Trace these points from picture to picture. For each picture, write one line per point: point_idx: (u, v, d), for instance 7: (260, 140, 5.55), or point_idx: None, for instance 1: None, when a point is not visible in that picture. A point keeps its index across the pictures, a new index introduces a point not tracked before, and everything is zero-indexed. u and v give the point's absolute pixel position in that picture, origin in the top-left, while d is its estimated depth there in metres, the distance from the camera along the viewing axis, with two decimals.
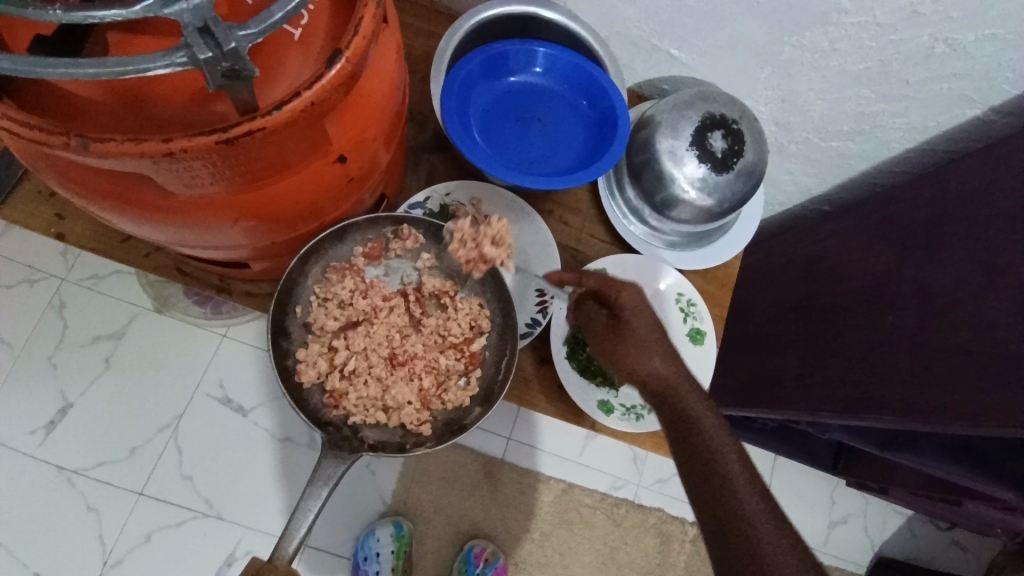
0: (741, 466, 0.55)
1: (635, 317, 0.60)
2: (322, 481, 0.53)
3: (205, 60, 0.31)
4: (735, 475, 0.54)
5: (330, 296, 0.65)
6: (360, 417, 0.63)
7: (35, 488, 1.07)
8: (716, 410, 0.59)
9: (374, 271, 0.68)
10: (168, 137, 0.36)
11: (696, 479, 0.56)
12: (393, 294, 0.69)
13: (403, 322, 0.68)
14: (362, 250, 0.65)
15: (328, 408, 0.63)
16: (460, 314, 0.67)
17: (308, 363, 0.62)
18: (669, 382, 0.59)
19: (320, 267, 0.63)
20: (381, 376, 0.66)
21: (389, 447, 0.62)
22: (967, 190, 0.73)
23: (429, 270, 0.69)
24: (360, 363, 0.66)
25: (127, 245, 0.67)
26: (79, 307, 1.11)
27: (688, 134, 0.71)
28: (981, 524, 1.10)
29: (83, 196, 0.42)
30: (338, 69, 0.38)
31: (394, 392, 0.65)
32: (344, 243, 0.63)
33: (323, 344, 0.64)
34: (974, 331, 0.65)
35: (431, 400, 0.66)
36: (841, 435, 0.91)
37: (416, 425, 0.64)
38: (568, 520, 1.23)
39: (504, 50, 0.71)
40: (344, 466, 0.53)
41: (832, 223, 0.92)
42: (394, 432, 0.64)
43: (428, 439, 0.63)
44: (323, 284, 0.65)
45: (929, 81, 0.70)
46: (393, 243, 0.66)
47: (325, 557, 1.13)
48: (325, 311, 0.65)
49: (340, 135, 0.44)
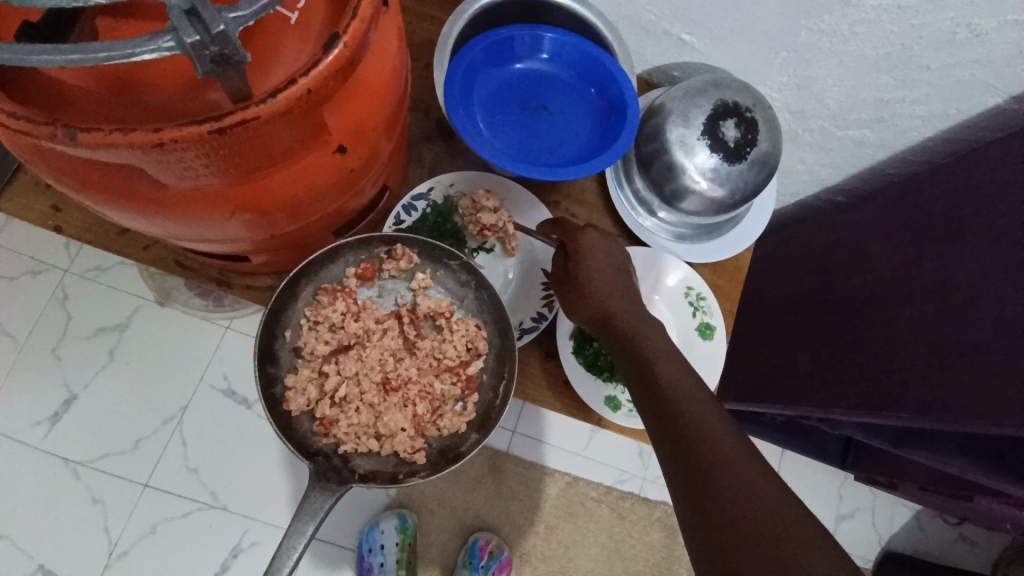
0: (707, 410, 0.50)
1: (591, 259, 0.63)
2: (308, 516, 0.51)
3: (192, 45, 0.29)
4: (694, 410, 0.50)
5: (320, 319, 0.63)
6: (351, 446, 0.61)
7: (41, 479, 1.07)
8: (680, 359, 0.55)
9: (367, 293, 0.67)
10: (158, 127, 0.34)
11: (658, 420, 0.51)
12: (387, 316, 0.67)
13: (397, 345, 0.66)
14: (355, 270, 0.65)
15: (318, 437, 0.61)
16: (456, 336, 0.65)
17: (297, 390, 0.61)
18: (634, 333, 0.58)
19: (311, 288, 0.63)
20: (373, 403, 0.63)
21: (380, 478, 0.61)
22: (988, 181, 0.70)
23: (425, 290, 0.67)
24: (351, 389, 0.63)
25: (125, 237, 0.66)
26: (81, 299, 1.10)
27: (700, 122, 0.69)
28: (992, 520, 1.09)
29: (77, 189, 0.41)
30: (336, 55, 0.37)
31: (387, 418, 0.63)
32: (335, 263, 0.64)
33: (313, 369, 0.63)
34: (995, 327, 0.63)
35: (425, 427, 0.64)
36: (853, 431, 0.90)
37: (409, 454, 0.62)
38: (574, 514, 1.22)
39: (509, 35, 0.69)
40: (332, 499, 0.52)
41: (847, 214, 0.89)
42: (386, 461, 0.62)
43: (422, 468, 0.62)
44: (312, 306, 0.64)
45: (952, 67, 0.67)
46: (386, 263, 0.65)
47: (331, 549, 1.13)
48: (315, 334, 0.63)
49: (339, 125, 0.42)
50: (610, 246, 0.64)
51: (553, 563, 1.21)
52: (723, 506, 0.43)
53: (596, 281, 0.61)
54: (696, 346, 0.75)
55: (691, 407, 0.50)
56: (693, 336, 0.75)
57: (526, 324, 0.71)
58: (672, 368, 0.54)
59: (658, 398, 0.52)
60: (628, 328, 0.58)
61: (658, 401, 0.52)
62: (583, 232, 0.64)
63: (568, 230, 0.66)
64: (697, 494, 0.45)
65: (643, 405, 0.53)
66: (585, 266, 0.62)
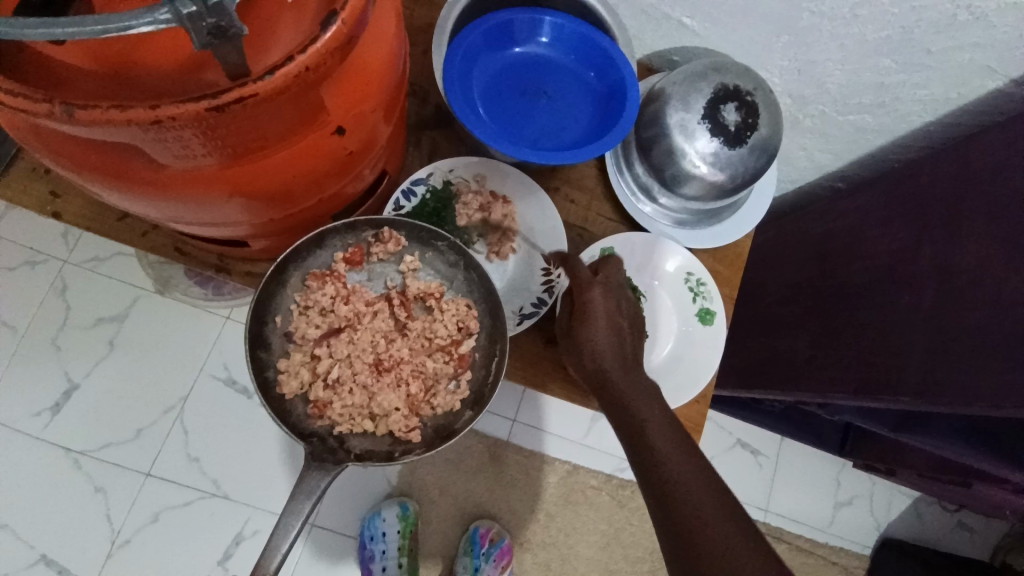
0: (681, 448, 0.54)
1: (598, 321, 0.62)
2: (304, 495, 0.51)
3: (189, 16, 0.28)
4: (669, 450, 0.54)
5: (310, 304, 0.63)
6: (346, 427, 0.61)
7: (41, 470, 1.07)
8: (658, 400, 0.59)
9: (357, 277, 0.67)
10: (155, 103, 0.34)
11: (641, 459, 0.55)
12: (376, 299, 0.67)
13: (388, 326, 0.66)
14: (343, 255, 0.64)
15: (312, 419, 0.61)
16: (447, 316, 0.66)
17: (290, 373, 0.61)
18: (615, 382, 0.60)
19: (299, 274, 0.63)
20: (366, 384, 0.64)
21: (376, 457, 0.60)
22: (988, 165, 0.70)
23: (414, 273, 0.67)
24: (344, 371, 0.64)
25: (124, 224, 0.66)
26: (80, 289, 1.11)
27: (700, 106, 0.68)
28: (991, 506, 1.09)
29: (74, 170, 0.41)
30: (333, 31, 0.36)
31: (380, 398, 0.63)
32: (322, 249, 0.63)
33: (305, 354, 0.63)
34: (995, 311, 0.64)
35: (419, 406, 0.64)
36: (852, 416, 0.90)
37: (405, 433, 0.62)
38: (574, 501, 1.22)
39: (508, 19, 0.69)
40: (328, 478, 0.52)
41: (848, 200, 0.89)
42: (382, 441, 0.62)
43: (418, 447, 0.62)
44: (302, 292, 0.64)
45: (952, 50, 0.67)
46: (374, 246, 0.65)
47: (331, 537, 1.13)
48: (306, 319, 0.64)
49: (337, 104, 0.42)
50: (619, 303, 0.64)
51: (553, 550, 1.22)
52: (703, 542, 0.48)
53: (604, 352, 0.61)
54: (695, 331, 0.76)
55: (675, 455, 0.54)
56: (692, 321, 0.76)
57: (526, 310, 0.71)
58: (667, 434, 0.56)
59: (649, 452, 0.54)
60: (621, 382, 0.60)
61: (650, 462, 0.54)
62: (596, 285, 0.63)
63: (579, 278, 0.64)
64: (694, 569, 0.47)
65: (628, 443, 0.57)
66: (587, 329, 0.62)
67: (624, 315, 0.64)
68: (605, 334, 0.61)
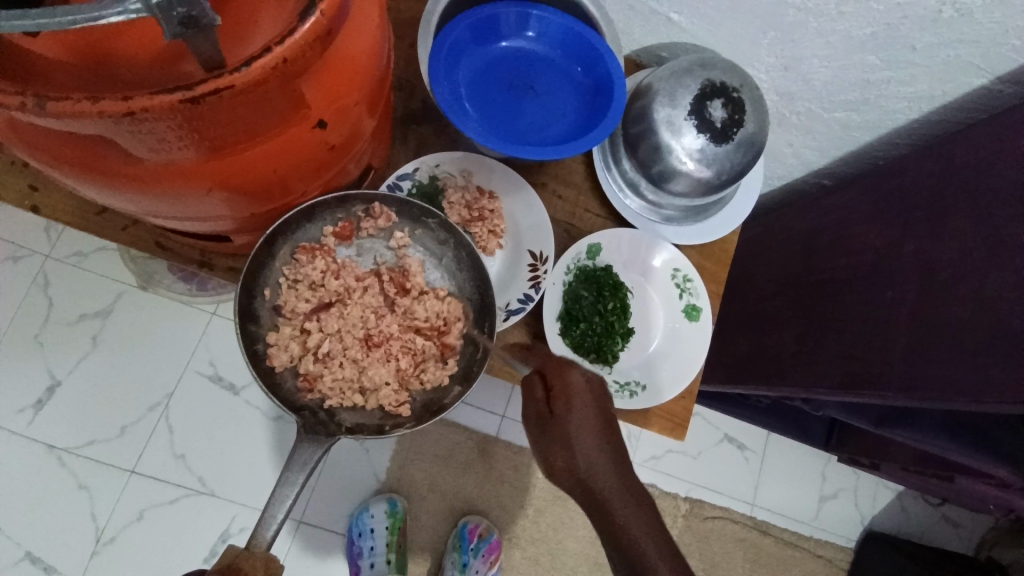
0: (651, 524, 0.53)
1: (580, 406, 0.57)
2: (299, 466, 0.51)
3: (159, 5, 0.28)
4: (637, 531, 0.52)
5: (300, 278, 0.62)
6: (336, 400, 0.61)
7: (25, 468, 1.06)
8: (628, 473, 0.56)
9: (346, 252, 0.66)
10: (128, 95, 0.33)
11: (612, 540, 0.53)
12: (367, 274, 0.66)
13: (379, 302, 0.66)
14: (332, 229, 0.63)
15: (302, 393, 0.61)
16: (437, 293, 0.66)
17: (279, 347, 0.61)
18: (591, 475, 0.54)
19: (288, 247, 0.61)
20: (356, 358, 0.63)
21: (367, 429, 0.60)
22: (972, 163, 0.71)
23: (405, 249, 0.67)
24: (335, 345, 0.63)
25: (103, 218, 0.65)
26: (64, 284, 1.09)
27: (686, 102, 0.68)
28: (974, 500, 1.11)
29: (50, 164, 0.40)
30: (312, 23, 0.35)
31: (371, 373, 0.63)
32: (313, 223, 0.62)
33: (295, 327, 0.62)
34: (977, 306, 0.65)
35: (409, 381, 0.64)
36: (835, 412, 0.91)
37: (395, 407, 0.62)
38: (562, 496, 1.23)
39: (494, 13, 0.68)
40: (322, 449, 0.52)
41: (833, 197, 0.90)
42: (372, 414, 0.62)
43: (408, 421, 0.62)
44: (291, 265, 0.62)
45: (938, 47, 0.67)
46: (364, 222, 0.64)
47: (319, 532, 1.13)
48: (296, 293, 0.62)
49: (318, 98, 0.42)
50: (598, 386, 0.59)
51: (541, 545, 1.22)
52: None
53: (593, 456, 0.55)
54: (681, 328, 0.77)
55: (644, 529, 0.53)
56: (678, 317, 0.77)
57: (512, 305, 0.70)
58: (642, 516, 0.53)
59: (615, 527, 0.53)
60: (614, 497, 0.54)
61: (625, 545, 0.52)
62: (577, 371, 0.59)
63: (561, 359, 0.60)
64: None
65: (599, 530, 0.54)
66: (571, 413, 0.56)
67: (602, 402, 0.59)
68: (584, 423, 0.56)
